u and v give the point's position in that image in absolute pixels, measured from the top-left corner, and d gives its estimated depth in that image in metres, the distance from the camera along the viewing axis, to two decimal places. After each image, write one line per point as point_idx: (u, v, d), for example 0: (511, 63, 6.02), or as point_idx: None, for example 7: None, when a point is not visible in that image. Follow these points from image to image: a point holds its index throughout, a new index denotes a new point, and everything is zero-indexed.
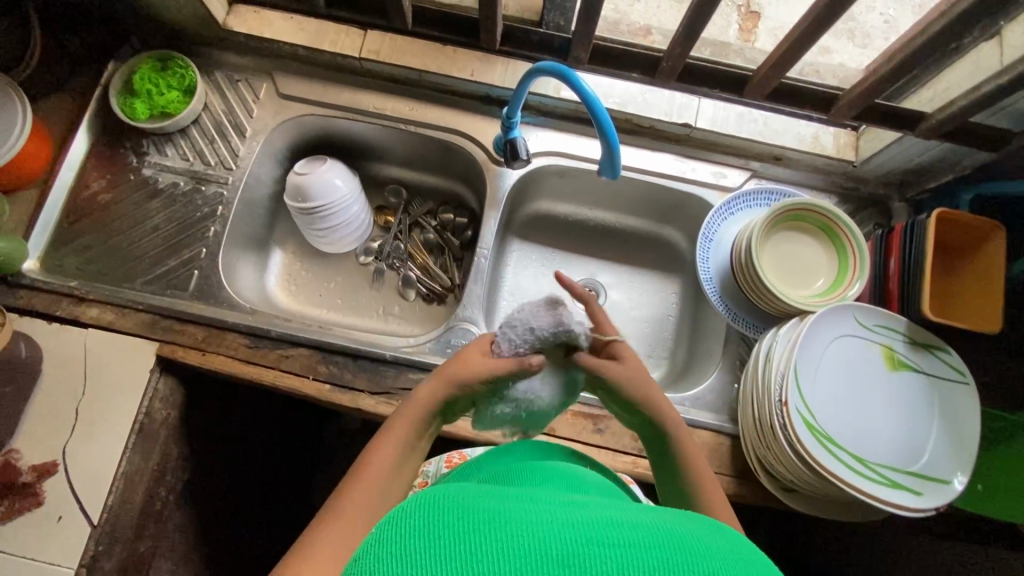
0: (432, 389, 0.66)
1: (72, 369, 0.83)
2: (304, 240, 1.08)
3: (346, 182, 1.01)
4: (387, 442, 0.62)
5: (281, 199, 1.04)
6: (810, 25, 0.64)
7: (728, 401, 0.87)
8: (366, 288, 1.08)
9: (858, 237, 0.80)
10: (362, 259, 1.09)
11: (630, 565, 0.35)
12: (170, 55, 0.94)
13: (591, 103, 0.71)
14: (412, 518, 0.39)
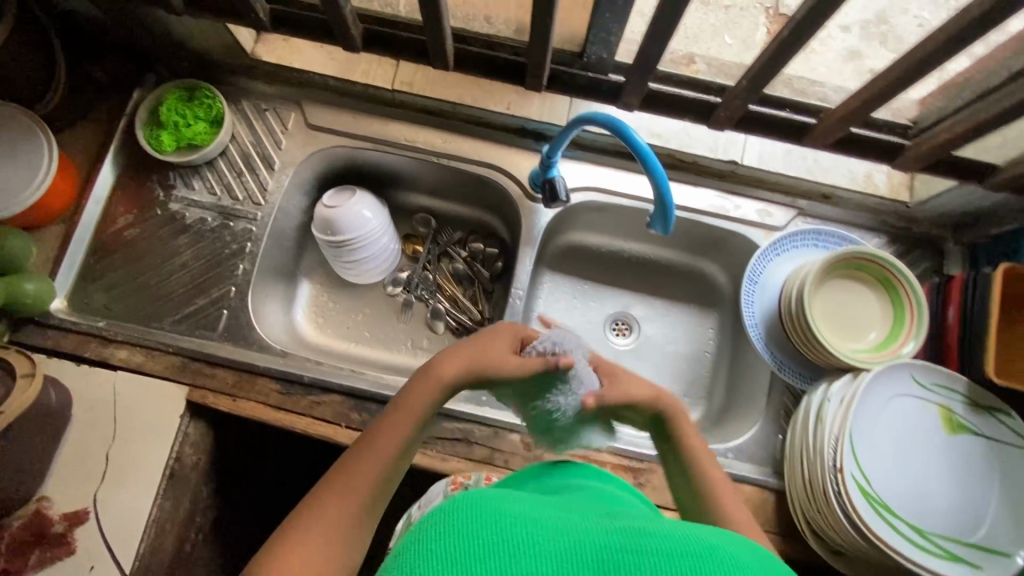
0: (453, 369, 0.61)
1: (102, 413, 0.81)
2: (331, 271, 1.05)
3: (376, 215, 0.98)
4: (381, 437, 0.58)
5: (308, 230, 1.01)
6: (887, 83, 0.60)
7: (771, 453, 0.85)
8: (394, 321, 1.05)
9: (917, 292, 0.76)
10: (390, 289, 1.06)
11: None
12: (197, 85, 0.91)
13: (644, 156, 0.67)
14: (447, 518, 0.37)
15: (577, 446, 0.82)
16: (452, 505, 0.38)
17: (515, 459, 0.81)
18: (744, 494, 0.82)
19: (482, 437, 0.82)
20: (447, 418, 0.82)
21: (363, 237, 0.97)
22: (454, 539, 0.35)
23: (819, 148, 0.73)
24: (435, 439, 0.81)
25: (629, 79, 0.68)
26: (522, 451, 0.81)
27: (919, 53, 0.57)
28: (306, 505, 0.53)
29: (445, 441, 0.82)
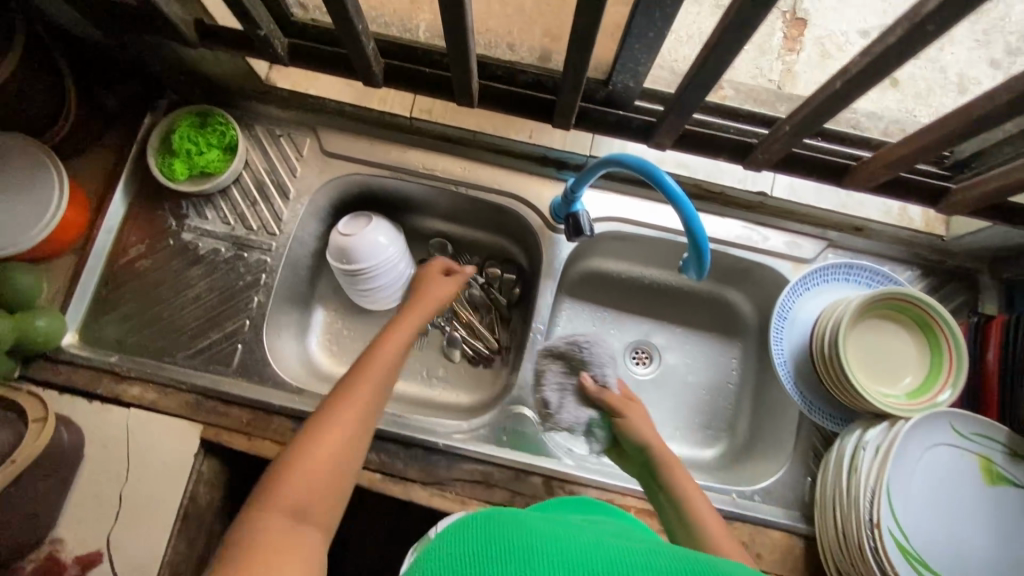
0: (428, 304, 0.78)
1: (114, 452, 0.80)
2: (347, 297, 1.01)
3: (391, 240, 0.94)
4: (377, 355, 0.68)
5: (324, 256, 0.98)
6: (942, 131, 0.57)
7: (799, 496, 0.82)
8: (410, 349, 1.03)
9: (957, 337, 0.73)
10: (405, 315, 1.02)
11: None
12: (210, 111, 0.88)
13: (677, 200, 0.64)
14: (470, 528, 0.42)
15: (600, 490, 0.80)
16: (473, 523, 0.43)
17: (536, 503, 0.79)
18: (771, 539, 0.80)
19: (503, 480, 0.80)
20: (467, 459, 0.80)
21: (373, 265, 0.93)
22: (478, 545, 0.40)
23: (860, 190, 0.70)
24: (454, 480, 0.79)
25: (665, 118, 0.65)
26: (543, 494, 0.79)
27: (977, 105, 0.54)
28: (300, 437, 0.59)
29: (465, 484, 0.79)
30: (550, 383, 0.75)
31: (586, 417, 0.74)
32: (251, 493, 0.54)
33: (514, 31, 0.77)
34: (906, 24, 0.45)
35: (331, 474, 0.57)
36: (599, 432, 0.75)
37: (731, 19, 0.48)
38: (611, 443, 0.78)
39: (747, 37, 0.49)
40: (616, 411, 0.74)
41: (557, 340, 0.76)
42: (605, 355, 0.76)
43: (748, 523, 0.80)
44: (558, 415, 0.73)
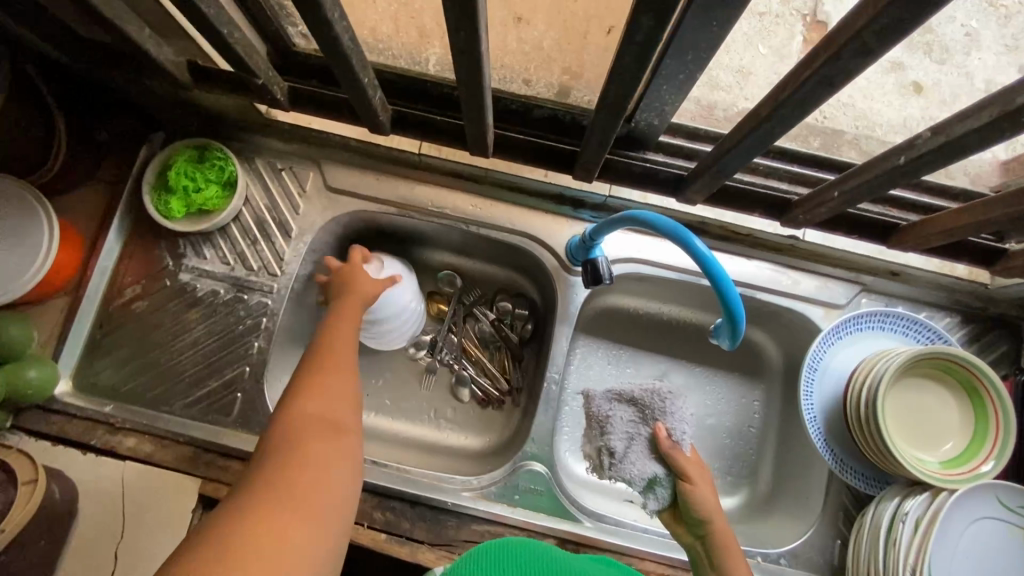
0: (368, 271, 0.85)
1: (110, 508, 0.76)
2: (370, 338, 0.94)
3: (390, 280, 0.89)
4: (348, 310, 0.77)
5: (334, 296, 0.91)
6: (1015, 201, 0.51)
7: (828, 560, 0.78)
8: (416, 388, 0.98)
9: (1007, 404, 0.68)
10: (413, 352, 0.99)
11: None
12: (208, 145, 0.84)
13: (709, 265, 0.59)
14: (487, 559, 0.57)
15: (619, 554, 0.76)
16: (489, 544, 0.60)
17: None
18: None
19: None
20: (477, 520, 0.76)
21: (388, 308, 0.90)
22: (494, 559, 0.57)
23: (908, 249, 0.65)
24: (464, 542, 0.75)
25: (699, 175, 0.60)
26: None
27: None
28: (305, 366, 0.68)
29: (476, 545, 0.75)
30: (618, 429, 0.77)
31: (651, 473, 0.73)
32: (273, 410, 0.63)
33: (532, 67, 0.72)
34: (997, 105, 0.40)
35: (337, 393, 0.66)
36: (661, 489, 0.73)
37: (787, 90, 0.42)
38: (669, 504, 0.75)
39: (805, 108, 0.44)
40: (684, 474, 0.72)
41: (634, 387, 0.78)
42: (681, 413, 0.76)
43: None
44: (623, 462, 0.74)
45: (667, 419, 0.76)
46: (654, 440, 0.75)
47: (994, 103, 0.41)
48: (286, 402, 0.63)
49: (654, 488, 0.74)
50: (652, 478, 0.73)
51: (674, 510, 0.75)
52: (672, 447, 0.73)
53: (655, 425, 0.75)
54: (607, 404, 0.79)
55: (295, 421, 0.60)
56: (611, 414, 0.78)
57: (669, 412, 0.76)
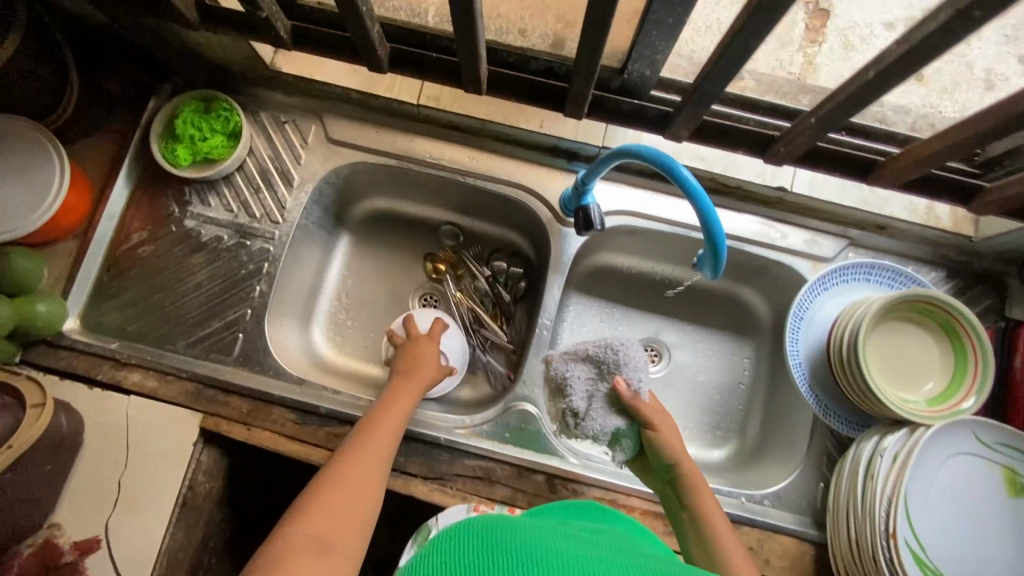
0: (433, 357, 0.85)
1: (114, 439, 0.79)
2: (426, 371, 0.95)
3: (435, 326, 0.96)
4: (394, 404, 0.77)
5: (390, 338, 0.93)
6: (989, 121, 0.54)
7: (812, 501, 0.80)
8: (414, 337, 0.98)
9: (984, 341, 0.70)
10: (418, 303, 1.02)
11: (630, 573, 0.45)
12: (214, 96, 0.87)
13: (694, 193, 0.61)
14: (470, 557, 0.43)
15: (603, 490, 0.78)
16: (469, 538, 0.45)
17: (538, 501, 0.77)
18: (781, 545, 0.78)
19: (505, 476, 0.78)
20: (468, 455, 0.79)
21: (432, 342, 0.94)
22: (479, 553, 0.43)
23: (885, 186, 0.67)
24: (455, 476, 0.78)
25: (683, 108, 0.62)
26: (546, 492, 0.77)
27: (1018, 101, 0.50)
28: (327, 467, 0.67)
29: (466, 479, 0.78)
30: (578, 389, 0.74)
31: (614, 425, 0.72)
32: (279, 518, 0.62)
33: (527, 16, 0.74)
34: (954, 8, 0.43)
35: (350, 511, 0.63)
36: (625, 441, 0.74)
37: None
38: (635, 454, 0.76)
39: (776, 18, 0.46)
40: (648, 421, 0.73)
41: (588, 344, 0.75)
42: (637, 361, 0.74)
43: (757, 529, 0.78)
44: (586, 421, 0.73)
45: (622, 370, 0.73)
46: (610, 392, 0.73)
47: (950, 7, 0.44)
48: (294, 510, 0.62)
49: (620, 440, 0.74)
50: (614, 434, 0.73)
51: (640, 458, 0.77)
52: (634, 400, 0.73)
53: (614, 378, 0.74)
54: (564, 366, 0.76)
55: (296, 534, 0.58)
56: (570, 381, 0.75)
57: (622, 361, 0.73)
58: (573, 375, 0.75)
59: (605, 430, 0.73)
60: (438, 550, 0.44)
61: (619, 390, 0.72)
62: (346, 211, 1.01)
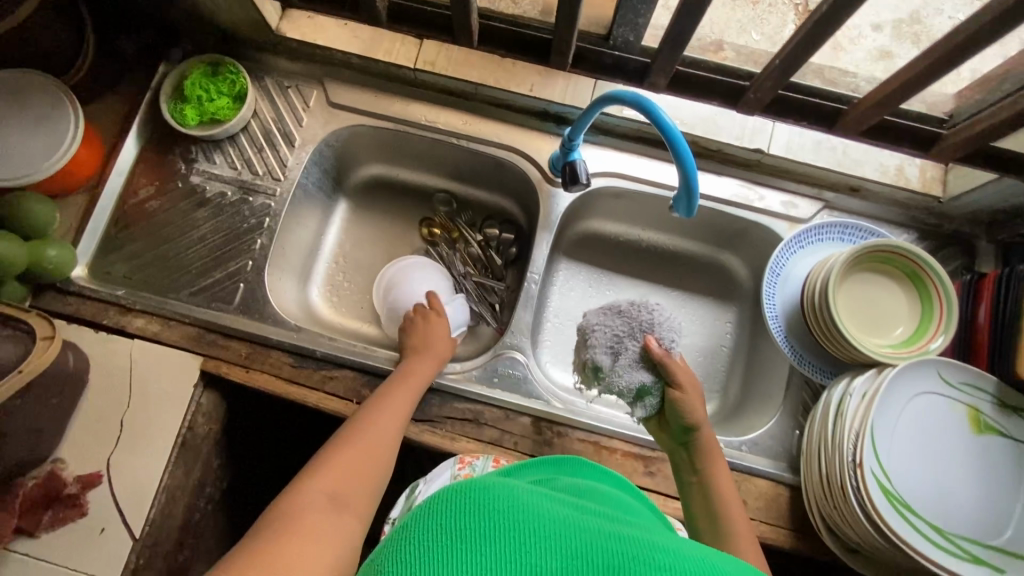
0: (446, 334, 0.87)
1: (117, 379, 0.82)
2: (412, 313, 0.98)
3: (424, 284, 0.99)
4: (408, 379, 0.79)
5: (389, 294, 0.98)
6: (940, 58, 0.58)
7: (788, 448, 0.83)
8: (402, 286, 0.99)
9: (947, 284, 0.73)
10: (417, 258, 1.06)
11: (636, 550, 0.40)
12: (222, 60, 0.91)
13: (669, 131, 0.66)
14: (451, 533, 0.39)
15: (587, 433, 0.81)
16: (455, 503, 0.41)
17: (524, 442, 0.80)
18: (757, 488, 0.81)
19: (493, 419, 0.81)
20: (458, 398, 0.82)
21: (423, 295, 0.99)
22: (464, 525, 0.39)
23: (850, 136, 0.72)
24: (444, 418, 0.81)
25: (659, 55, 0.67)
26: (532, 434, 0.81)
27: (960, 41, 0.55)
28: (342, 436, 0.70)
29: (454, 420, 0.82)
30: (603, 342, 0.77)
31: (640, 382, 0.75)
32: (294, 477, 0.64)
33: None
34: None
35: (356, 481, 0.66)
36: (649, 398, 0.77)
37: None
38: (656, 413, 0.79)
39: None
40: (676, 383, 0.76)
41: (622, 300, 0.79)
42: (670, 324, 0.78)
43: (734, 471, 0.81)
44: (613, 374, 0.76)
45: (657, 330, 0.77)
46: (643, 352, 0.76)
47: None
48: (309, 472, 0.65)
49: (644, 398, 0.77)
50: (637, 387, 0.76)
51: (660, 419, 0.79)
52: (663, 358, 0.76)
53: (645, 337, 0.77)
54: (594, 318, 0.79)
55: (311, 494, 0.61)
56: (598, 337, 0.77)
57: (657, 321, 0.77)
58: (600, 328, 0.77)
59: (632, 386, 0.76)
60: (429, 509, 0.41)
61: (654, 348, 0.76)
62: (345, 176, 1.05)
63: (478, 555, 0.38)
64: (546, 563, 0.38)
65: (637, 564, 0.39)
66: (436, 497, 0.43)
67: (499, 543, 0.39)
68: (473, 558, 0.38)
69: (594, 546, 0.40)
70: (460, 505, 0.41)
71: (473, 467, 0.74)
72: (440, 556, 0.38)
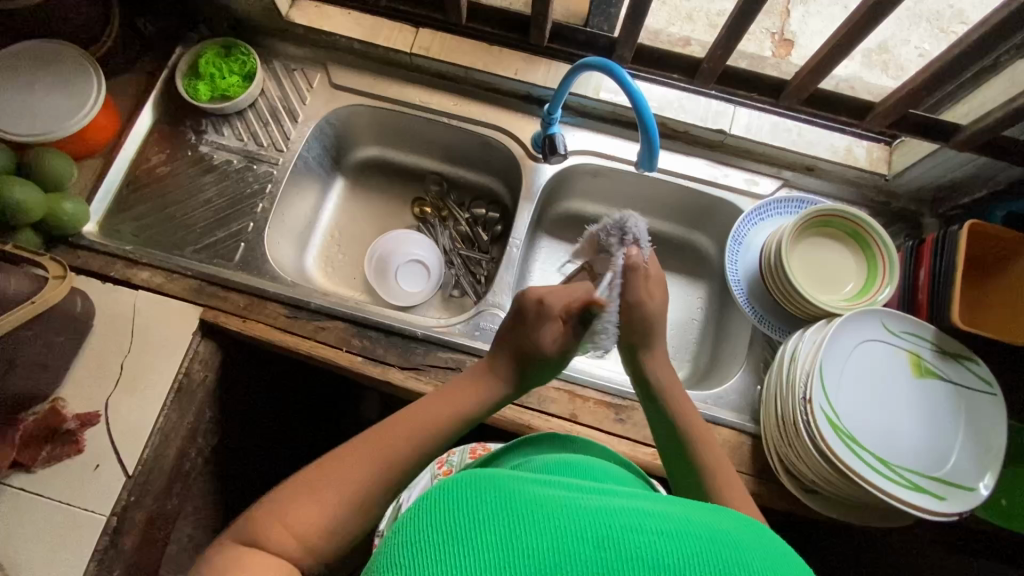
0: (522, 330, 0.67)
1: (120, 325, 0.87)
2: (400, 277, 1.08)
3: (419, 249, 1.10)
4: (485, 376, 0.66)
5: (383, 257, 1.09)
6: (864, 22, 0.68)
7: (751, 401, 0.88)
8: (397, 249, 1.10)
9: (886, 242, 0.81)
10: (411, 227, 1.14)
11: (651, 531, 0.36)
12: (234, 43, 1.00)
13: (636, 99, 0.74)
14: (440, 539, 0.34)
15: (561, 383, 0.86)
16: (443, 503, 0.37)
17: None
18: (722, 437, 0.85)
19: None
20: (442, 348, 0.88)
21: (414, 258, 1.09)
22: (460, 528, 0.35)
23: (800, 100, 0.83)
24: (429, 366, 0.87)
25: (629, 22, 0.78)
26: None
27: None
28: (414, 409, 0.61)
29: (438, 368, 0.87)
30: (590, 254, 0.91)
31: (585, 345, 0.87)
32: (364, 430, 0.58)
33: None
34: None
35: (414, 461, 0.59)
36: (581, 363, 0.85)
37: None
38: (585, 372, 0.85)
39: None
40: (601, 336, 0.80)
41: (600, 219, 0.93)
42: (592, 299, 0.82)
43: (700, 421, 0.85)
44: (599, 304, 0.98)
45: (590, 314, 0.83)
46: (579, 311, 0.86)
47: None
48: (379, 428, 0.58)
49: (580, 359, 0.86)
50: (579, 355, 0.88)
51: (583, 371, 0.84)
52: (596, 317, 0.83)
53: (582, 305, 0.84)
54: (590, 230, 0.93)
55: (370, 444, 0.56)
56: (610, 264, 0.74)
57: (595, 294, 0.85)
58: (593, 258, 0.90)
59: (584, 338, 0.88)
60: (413, 514, 0.37)
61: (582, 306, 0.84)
62: (343, 156, 1.13)
63: (464, 542, 0.34)
64: (547, 548, 0.34)
65: (626, 531, 0.35)
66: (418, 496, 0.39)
67: (487, 532, 0.34)
68: (457, 548, 0.34)
69: (597, 525, 0.35)
70: (443, 498, 0.37)
71: (450, 463, 0.85)
72: (424, 553, 0.34)
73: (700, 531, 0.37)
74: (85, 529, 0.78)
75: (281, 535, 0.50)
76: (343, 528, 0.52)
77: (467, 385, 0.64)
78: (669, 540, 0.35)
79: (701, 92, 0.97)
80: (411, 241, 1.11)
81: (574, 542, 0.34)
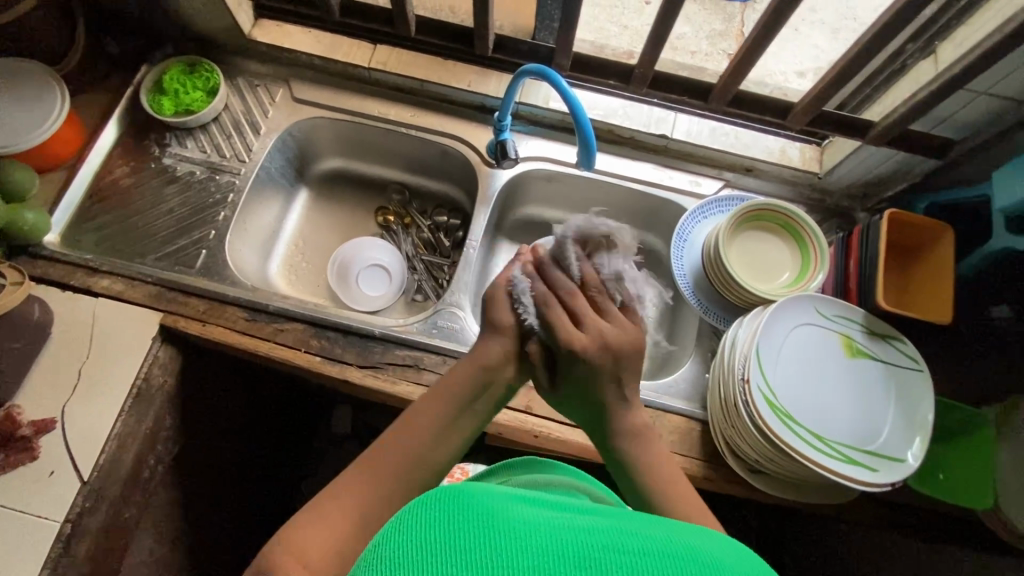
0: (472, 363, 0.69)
1: (79, 332, 0.88)
2: (359, 282, 1.11)
3: (380, 254, 1.13)
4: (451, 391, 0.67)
5: (343, 264, 1.12)
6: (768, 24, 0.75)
7: (700, 390, 0.91)
8: (358, 256, 1.13)
9: (817, 232, 0.87)
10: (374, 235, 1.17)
11: (628, 547, 0.38)
12: (198, 60, 1.04)
13: (571, 102, 0.79)
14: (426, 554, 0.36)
15: None
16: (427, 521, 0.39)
17: None
18: (673, 424, 0.88)
19: (432, 364, 0.90)
20: (399, 345, 0.90)
21: (376, 263, 1.13)
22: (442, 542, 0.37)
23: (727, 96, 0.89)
24: (387, 364, 0.89)
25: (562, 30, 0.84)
26: None
27: None
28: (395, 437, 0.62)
29: (397, 366, 0.89)
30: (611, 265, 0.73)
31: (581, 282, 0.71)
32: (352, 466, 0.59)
33: None
34: None
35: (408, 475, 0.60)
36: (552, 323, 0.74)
37: None
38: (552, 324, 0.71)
39: None
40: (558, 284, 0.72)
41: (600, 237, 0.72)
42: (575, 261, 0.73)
43: (650, 409, 0.88)
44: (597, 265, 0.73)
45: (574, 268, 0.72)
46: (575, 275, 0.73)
47: None
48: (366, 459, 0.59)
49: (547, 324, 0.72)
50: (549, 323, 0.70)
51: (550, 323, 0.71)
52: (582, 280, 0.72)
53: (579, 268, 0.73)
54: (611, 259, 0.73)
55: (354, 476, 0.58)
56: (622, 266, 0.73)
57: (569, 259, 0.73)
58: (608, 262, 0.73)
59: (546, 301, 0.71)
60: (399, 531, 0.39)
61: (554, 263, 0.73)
62: (306, 168, 1.16)
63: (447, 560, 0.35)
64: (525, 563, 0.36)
65: (605, 552, 0.37)
66: (405, 511, 0.41)
67: (469, 551, 0.36)
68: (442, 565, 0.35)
69: (576, 545, 0.37)
70: (426, 518, 0.39)
71: None
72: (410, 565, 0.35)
73: (671, 545, 0.39)
74: (38, 535, 0.77)
75: (291, 565, 0.50)
76: (352, 542, 0.53)
77: (439, 388, 0.68)
78: (643, 555, 0.37)
79: (643, 100, 1.03)
80: (373, 247, 1.14)
81: (555, 560, 0.36)
